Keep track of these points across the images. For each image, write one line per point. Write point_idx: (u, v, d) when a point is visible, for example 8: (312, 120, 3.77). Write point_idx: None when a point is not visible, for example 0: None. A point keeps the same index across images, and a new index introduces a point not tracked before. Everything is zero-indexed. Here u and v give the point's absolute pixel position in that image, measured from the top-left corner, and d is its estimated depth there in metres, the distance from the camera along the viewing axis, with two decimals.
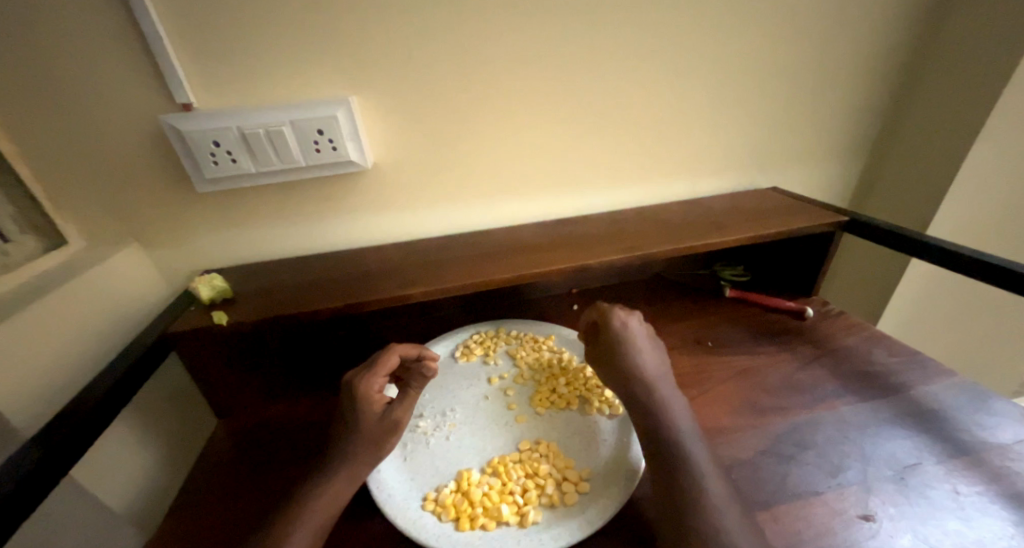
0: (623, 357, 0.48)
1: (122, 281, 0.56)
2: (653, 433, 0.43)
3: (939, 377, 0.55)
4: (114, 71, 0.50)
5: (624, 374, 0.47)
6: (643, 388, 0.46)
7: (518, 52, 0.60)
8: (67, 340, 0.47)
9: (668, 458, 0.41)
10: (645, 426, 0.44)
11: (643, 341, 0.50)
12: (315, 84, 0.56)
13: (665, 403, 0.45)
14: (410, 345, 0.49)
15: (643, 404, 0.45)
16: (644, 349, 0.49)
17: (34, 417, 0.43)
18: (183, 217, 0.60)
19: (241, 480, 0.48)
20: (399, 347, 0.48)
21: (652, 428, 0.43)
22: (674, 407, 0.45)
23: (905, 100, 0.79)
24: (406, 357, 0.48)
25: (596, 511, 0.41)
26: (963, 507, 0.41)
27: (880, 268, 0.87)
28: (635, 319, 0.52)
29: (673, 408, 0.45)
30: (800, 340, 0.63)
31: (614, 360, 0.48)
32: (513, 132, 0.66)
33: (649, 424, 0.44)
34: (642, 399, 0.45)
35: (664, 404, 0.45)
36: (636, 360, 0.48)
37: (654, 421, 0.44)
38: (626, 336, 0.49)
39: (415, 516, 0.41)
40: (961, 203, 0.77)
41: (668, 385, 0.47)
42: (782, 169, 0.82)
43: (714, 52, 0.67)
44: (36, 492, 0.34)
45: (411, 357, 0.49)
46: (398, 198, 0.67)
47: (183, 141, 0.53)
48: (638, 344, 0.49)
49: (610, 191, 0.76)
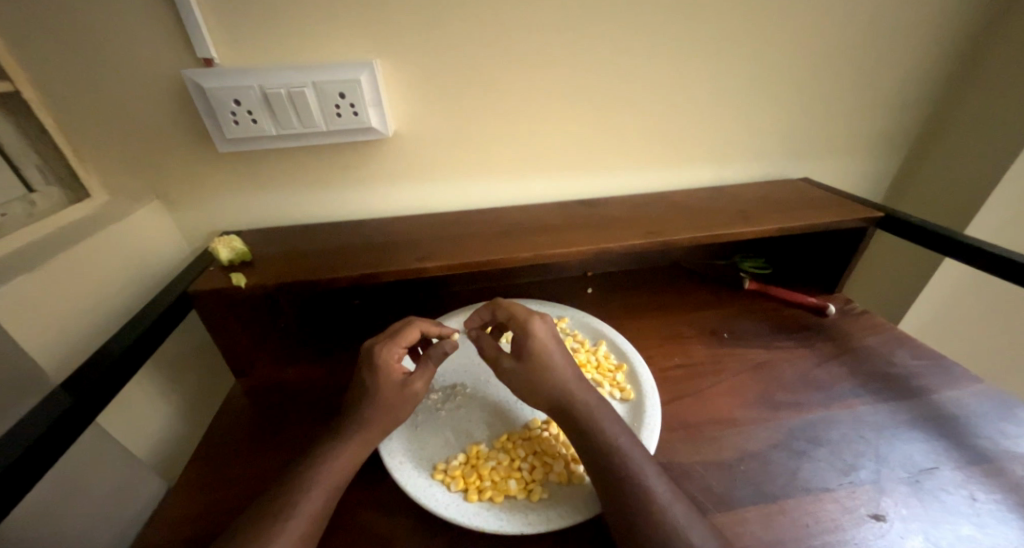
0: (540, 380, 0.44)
1: (145, 237, 0.57)
2: (588, 453, 0.40)
3: (963, 383, 0.53)
4: (136, 20, 0.48)
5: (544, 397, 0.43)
6: (568, 411, 0.42)
7: (551, 21, 0.57)
8: (91, 292, 0.48)
9: (621, 474, 0.38)
10: (579, 444, 0.41)
11: (557, 351, 0.46)
12: (339, 45, 0.54)
13: (592, 415, 0.42)
14: (431, 321, 0.50)
15: (574, 426, 0.42)
16: (558, 358, 0.45)
17: (61, 365, 0.44)
18: (203, 176, 0.60)
19: (258, 437, 0.49)
20: (420, 322, 0.49)
21: (585, 445, 0.40)
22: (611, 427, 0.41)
23: (956, 92, 0.75)
24: (427, 333, 0.49)
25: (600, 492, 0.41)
26: (979, 514, 0.40)
27: (908, 267, 0.84)
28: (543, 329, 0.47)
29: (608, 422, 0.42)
30: (820, 337, 0.62)
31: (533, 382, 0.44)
32: (540, 106, 0.64)
33: (582, 442, 0.41)
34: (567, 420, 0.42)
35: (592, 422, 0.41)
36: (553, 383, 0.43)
37: (585, 438, 0.41)
38: (540, 357, 0.45)
39: (423, 484, 0.42)
40: (1003, 204, 0.74)
41: (592, 398, 0.43)
42: (815, 159, 0.79)
43: (758, 29, 0.63)
44: (67, 433, 0.35)
45: (433, 334, 0.49)
46: (418, 169, 0.66)
47: (205, 98, 0.52)
48: (552, 354, 0.45)
49: (635, 173, 0.73)
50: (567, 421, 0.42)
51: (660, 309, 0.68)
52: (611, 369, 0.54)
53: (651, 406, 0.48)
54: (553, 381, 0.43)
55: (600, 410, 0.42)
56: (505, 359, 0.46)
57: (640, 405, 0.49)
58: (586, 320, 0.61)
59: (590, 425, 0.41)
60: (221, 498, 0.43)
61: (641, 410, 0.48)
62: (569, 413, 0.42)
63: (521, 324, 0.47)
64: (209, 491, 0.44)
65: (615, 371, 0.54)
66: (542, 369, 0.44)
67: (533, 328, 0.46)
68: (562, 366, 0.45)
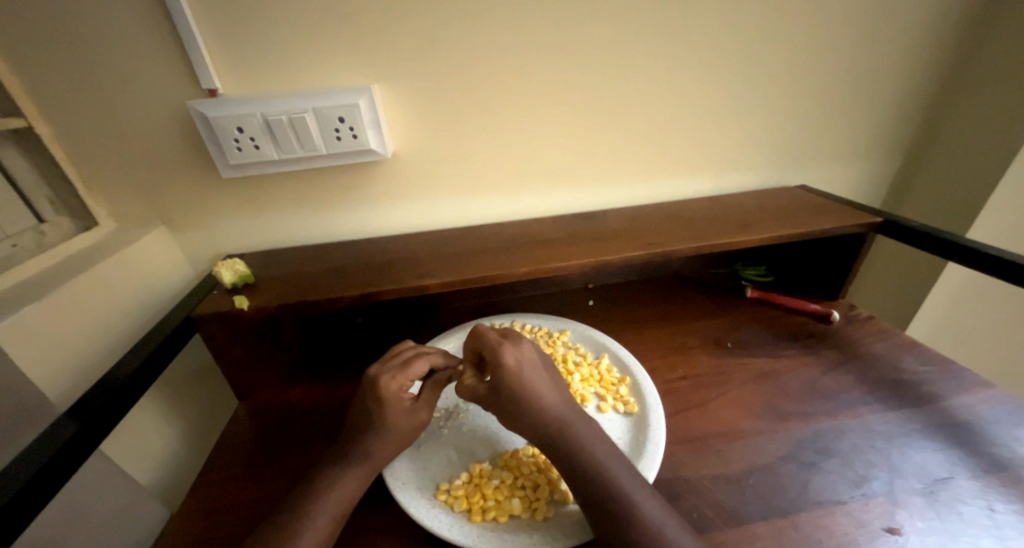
0: (524, 415, 0.42)
1: (151, 263, 0.58)
2: (582, 485, 0.39)
3: (975, 389, 0.52)
4: (146, 57, 0.50)
5: (530, 428, 0.42)
6: (557, 442, 0.41)
7: (543, 42, 0.59)
8: (97, 319, 0.49)
9: (620, 499, 0.37)
10: (572, 469, 0.40)
11: (546, 385, 0.44)
12: (339, 72, 0.56)
13: (582, 442, 0.41)
14: (439, 352, 0.48)
15: (564, 456, 0.41)
16: (546, 388, 0.44)
17: (67, 392, 0.45)
18: (207, 202, 0.61)
19: (262, 461, 0.49)
20: (428, 353, 0.48)
21: (574, 472, 0.40)
22: (599, 452, 0.40)
23: (949, 96, 0.75)
24: (435, 365, 0.47)
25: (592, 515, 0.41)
26: (999, 525, 0.39)
27: (913, 271, 0.83)
28: (513, 354, 0.45)
29: (598, 449, 0.41)
30: (825, 344, 0.61)
31: (517, 418, 0.43)
32: (535, 124, 0.65)
33: (573, 468, 0.40)
34: (557, 450, 0.41)
35: (583, 446, 0.41)
36: (538, 412, 0.42)
37: (581, 460, 0.40)
38: (518, 386, 0.43)
39: (426, 505, 0.42)
40: (1005, 206, 0.74)
41: (587, 424, 0.43)
42: (812, 166, 0.79)
43: (747, 42, 0.64)
44: (70, 462, 0.36)
45: (439, 364, 0.48)
46: (417, 188, 0.67)
47: (209, 126, 0.54)
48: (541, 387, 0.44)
49: (632, 186, 0.74)
50: (557, 446, 0.41)
51: (662, 319, 0.68)
52: (614, 383, 0.54)
53: (655, 419, 0.48)
54: (543, 409, 0.42)
55: (595, 435, 0.42)
56: (484, 393, 0.45)
57: (643, 418, 0.49)
58: (588, 333, 0.61)
59: (585, 447, 0.40)
60: (226, 524, 0.43)
61: (646, 424, 0.48)
62: (562, 436, 0.41)
63: (491, 356, 0.45)
64: (211, 517, 0.43)
65: (618, 384, 0.53)
66: (531, 398, 0.43)
67: (504, 363, 0.44)
68: (550, 395, 0.43)
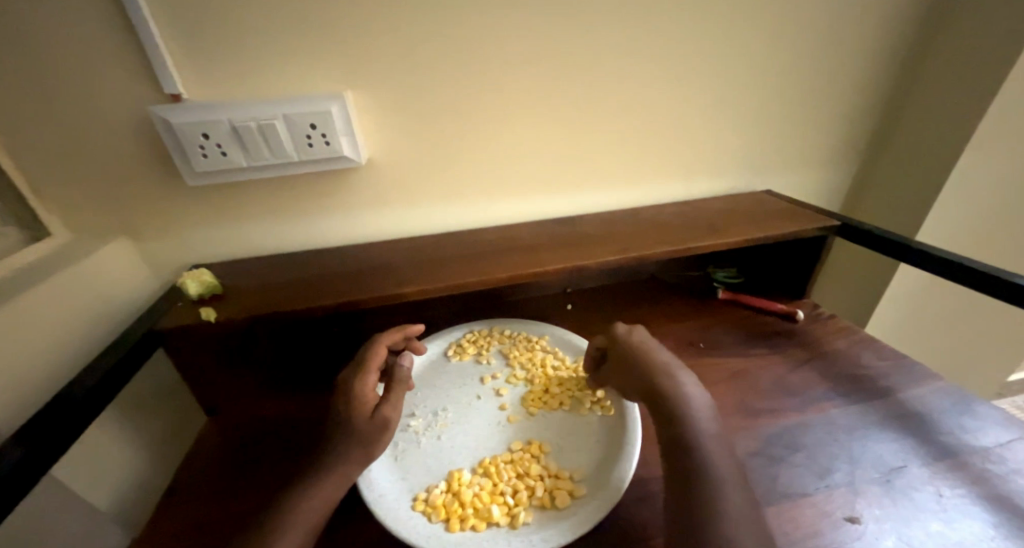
0: (639, 366, 0.47)
1: (109, 274, 0.55)
2: (675, 436, 0.40)
3: (925, 382, 0.56)
4: (101, 61, 0.48)
5: (644, 382, 0.45)
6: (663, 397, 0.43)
7: (517, 51, 0.60)
8: (49, 336, 0.46)
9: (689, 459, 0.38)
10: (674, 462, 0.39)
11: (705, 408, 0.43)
12: (310, 79, 0.55)
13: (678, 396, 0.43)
14: (393, 334, 0.52)
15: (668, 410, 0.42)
16: (703, 411, 0.42)
17: (17, 415, 0.42)
18: (171, 210, 0.59)
19: (230, 479, 0.47)
20: (381, 339, 0.50)
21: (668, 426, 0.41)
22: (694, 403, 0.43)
23: (897, 106, 0.81)
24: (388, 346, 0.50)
25: (574, 521, 0.40)
26: (946, 509, 0.42)
27: (870, 271, 0.88)
28: (640, 329, 0.52)
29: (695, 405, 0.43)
30: (791, 343, 0.64)
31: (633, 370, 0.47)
32: (510, 131, 0.66)
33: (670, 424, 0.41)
34: (658, 401, 0.44)
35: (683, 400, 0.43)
36: (651, 361, 0.47)
37: (694, 471, 0.38)
38: (633, 345, 0.49)
39: (404, 516, 0.41)
40: (949, 210, 0.79)
41: (714, 440, 0.40)
42: (776, 172, 0.83)
43: (712, 54, 0.67)
44: (21, 484, 0.34)
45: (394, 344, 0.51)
46: (392, 195, 0.66)
47: (172, 132, 0.52)
48: (698, 401, 0.43)
49: (606, 192, 0.76)
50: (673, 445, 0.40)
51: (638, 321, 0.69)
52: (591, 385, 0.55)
53: (629, 421, 0.48)
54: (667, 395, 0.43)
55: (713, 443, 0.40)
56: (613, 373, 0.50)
57: (619, 421, 0.50)
58: (565, 337, 0.62)
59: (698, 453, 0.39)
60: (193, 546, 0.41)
61: (623, 426, 0.48)
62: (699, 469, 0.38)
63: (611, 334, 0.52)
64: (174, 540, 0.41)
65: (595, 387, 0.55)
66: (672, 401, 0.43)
67: (624, 333, 0.51)
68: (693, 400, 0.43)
